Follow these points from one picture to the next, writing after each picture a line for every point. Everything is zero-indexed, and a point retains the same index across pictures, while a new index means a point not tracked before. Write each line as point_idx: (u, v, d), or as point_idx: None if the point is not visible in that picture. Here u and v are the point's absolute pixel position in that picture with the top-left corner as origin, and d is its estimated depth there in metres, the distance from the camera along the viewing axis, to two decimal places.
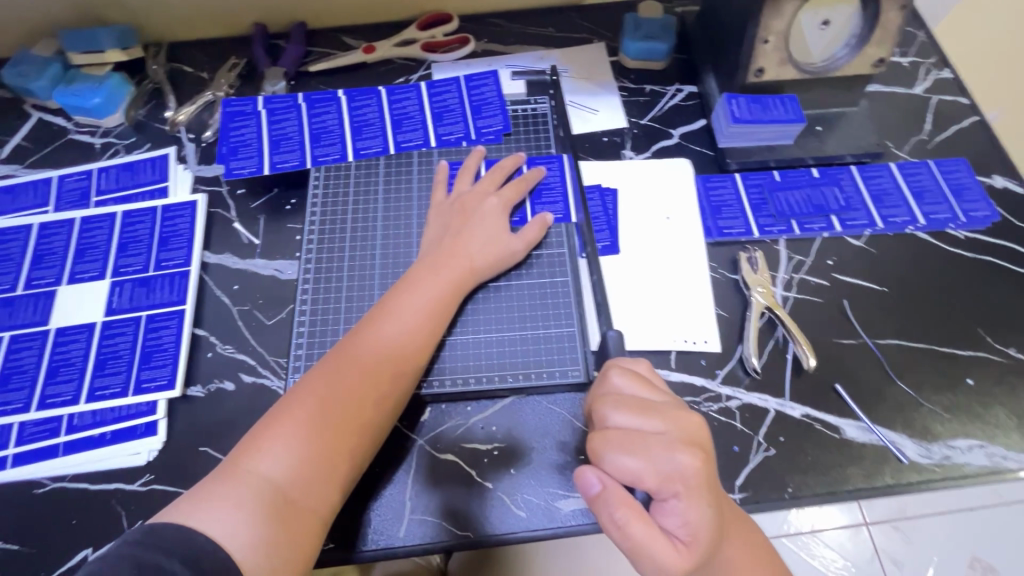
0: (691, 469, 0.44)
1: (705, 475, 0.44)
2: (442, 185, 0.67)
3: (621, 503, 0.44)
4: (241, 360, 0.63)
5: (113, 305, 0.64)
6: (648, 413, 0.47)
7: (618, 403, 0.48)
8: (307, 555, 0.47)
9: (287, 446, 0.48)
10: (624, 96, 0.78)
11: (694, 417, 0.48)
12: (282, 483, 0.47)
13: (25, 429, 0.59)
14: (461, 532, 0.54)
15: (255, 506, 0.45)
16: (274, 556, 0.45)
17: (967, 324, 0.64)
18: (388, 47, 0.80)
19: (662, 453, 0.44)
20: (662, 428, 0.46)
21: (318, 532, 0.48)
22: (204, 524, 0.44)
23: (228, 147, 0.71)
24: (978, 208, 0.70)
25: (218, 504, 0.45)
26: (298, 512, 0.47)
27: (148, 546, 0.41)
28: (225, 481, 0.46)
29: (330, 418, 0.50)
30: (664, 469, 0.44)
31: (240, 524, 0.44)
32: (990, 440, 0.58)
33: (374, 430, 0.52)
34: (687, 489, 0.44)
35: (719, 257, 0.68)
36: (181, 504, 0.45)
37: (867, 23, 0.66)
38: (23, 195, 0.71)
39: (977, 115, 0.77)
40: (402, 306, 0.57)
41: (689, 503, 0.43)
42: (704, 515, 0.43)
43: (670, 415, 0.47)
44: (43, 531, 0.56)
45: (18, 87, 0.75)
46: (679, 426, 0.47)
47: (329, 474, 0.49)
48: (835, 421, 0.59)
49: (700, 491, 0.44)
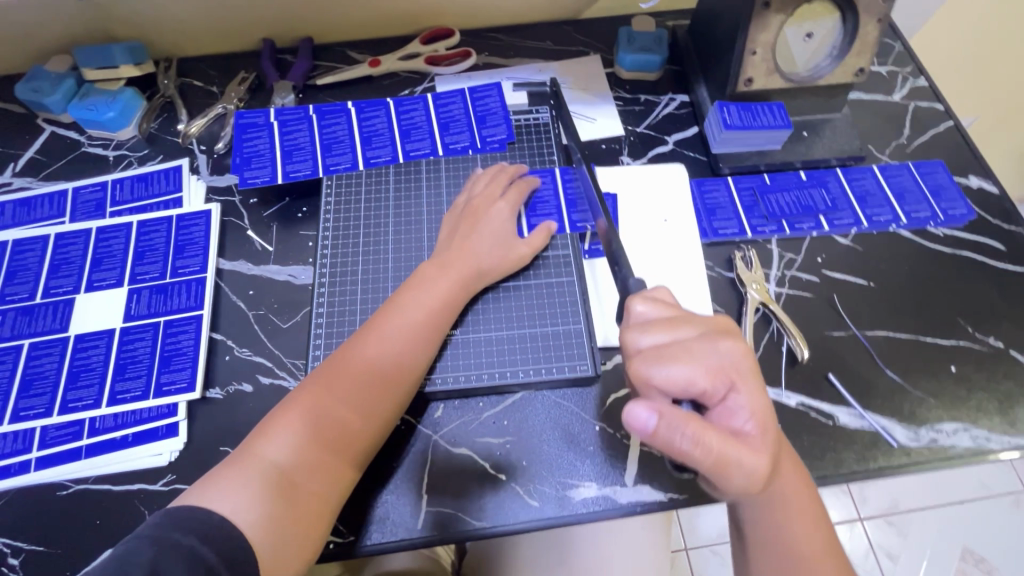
0: (738, 355, 0.46)
1: (750, 361, 0.46)
2: (462, 191, 0.70)
3: (688, 421, 0.40)
4: (258, 362, 0.65)
5: (132, 312, 0.66)
6: (679, 324, 0.47)
7: (647, 325, 0.47)
8: (313, 538, 0.49)
9: (294, 433, 0.51)
10: (620, 106, 0.82)
11: (720, 318, 0.49)
12: (289, 466, 0.50)
13: (49, 433, 0.60)
14: (478, 522, 0.57)
15: (262, 487, 0.48)
16: (279, 536, 0.47)
17: (949, 316, 0.68)
18: (393, 60, 0.83)
19: (710, 351, 0.45)
20: (694, 331, 0.47)
21: (323, 518, 0.50)
22: (215, 504, 0.46)
23: (241, 157, 0.73)
24: (955, 207, 0.74)
25: (229, 486, 0.48)
26: (303, 495, 0.49)
27: (166, 526, 0.43)
28: (235, 464, 0.49)
29: (337, 406, 0.53)
30: (714, 363, 0.45)
31: (250, 503, 0.47)
32: (975, 423, 0.62)
33: (379, 420, 0.54)
34: (740, 379, 0.45)
35: (714, 257, 0.71)
36: (196, 487, 0.48)
37: (847, 36, 0.70)
38: (39, 207, 0.73)
39: (951, 120, 0.82)
40: (407, 303, 0.59)
41: (745, 391, 0.45)
42: (760, 402, 0.45)
43: (702, 319, 0.48)
44: (69, 532, 0.57)
45: (33, 102, 0.77)
46: (712, 325, 0.47)
47: (333, 461, 0.51)
48: (829, 408, 0.62)
49: (750, 375, 0.45)
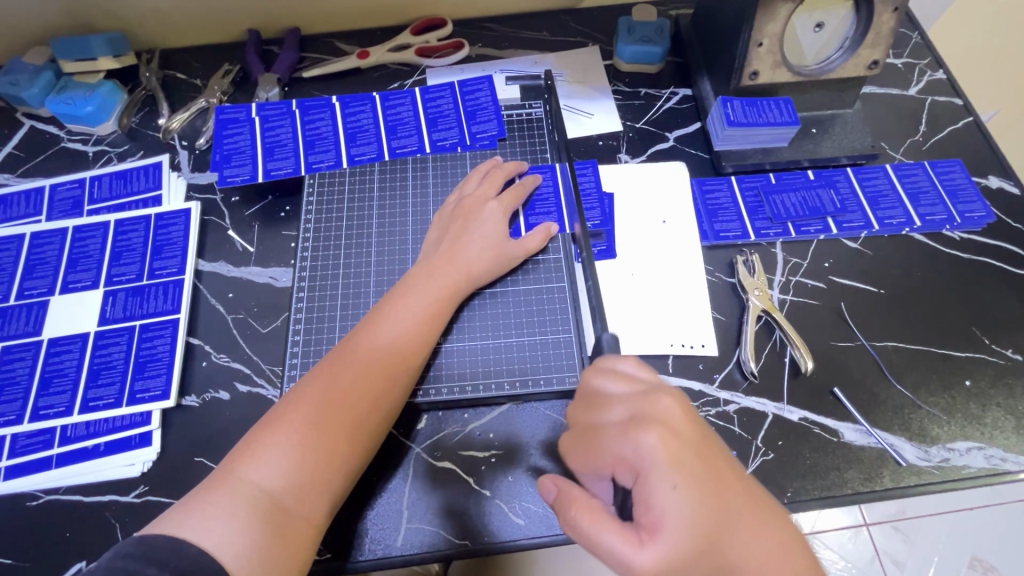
0: (647, 448, 0.39)
1: (670, 453, 0.38)
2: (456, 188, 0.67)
3: (573, 502, 0.41)
4: (236, 369, 0.63)
5: (106, 315, 0.64)
6: (611, 403, 0.43)
7: (589, 401, 0.45)
8: (299, 567, 0.45)
9: (282, 452, 0.46)
10: (619, 100, 0.78)
11: (670, 400, 0.41)
12: (277, 489, 0.45)
13: (18, 442, 0.58)
14: (462, 541, 0.54)
15: (250, 513, 0.44)
16: (268, 566, 0.43)
17: (964, 326, 0.64)
18: (383, 52, 0.80)
19: (616, 440, 0.40)
20: (622, 413, 0.42)
21: (313, 541, 0.46)
22: (195, 535, 0.42)
23: (221, 154, 0.70)
24: (974, 209, 0.69)
25: (212, 513, 0.43)
26: (294, 520, 0.45)
27: (138, 559, 0.38)
28: (217, 490, 0.44)
29: (327, 422, 0.48)
30: (618, 453, 0.40)
31: (235, 532, 0.42)
32: (989, 442, 0.58)
33: (371, 436, 0.51)
34: (644, 473, 0.38)
35: (715, 261, 0.68)
36: (174, 514, 0.43)
37: (861, 25, 0.66)
38: (15, 205, 0.70)
39: (970, 116, 0.77)
40: (397, 311, 0.56)
41: (647, 486, 0.38)
42: (670, 498, 0.37)
43: (639, 399, 0.42)
44: (37, 544, 0.55)
45: (10, 96, 0.74)
46: (646, 409, 0.41)
47: (325, 482, 0.47)
48: (833, 424, 0.59)
49: (661, 470, 0.38)
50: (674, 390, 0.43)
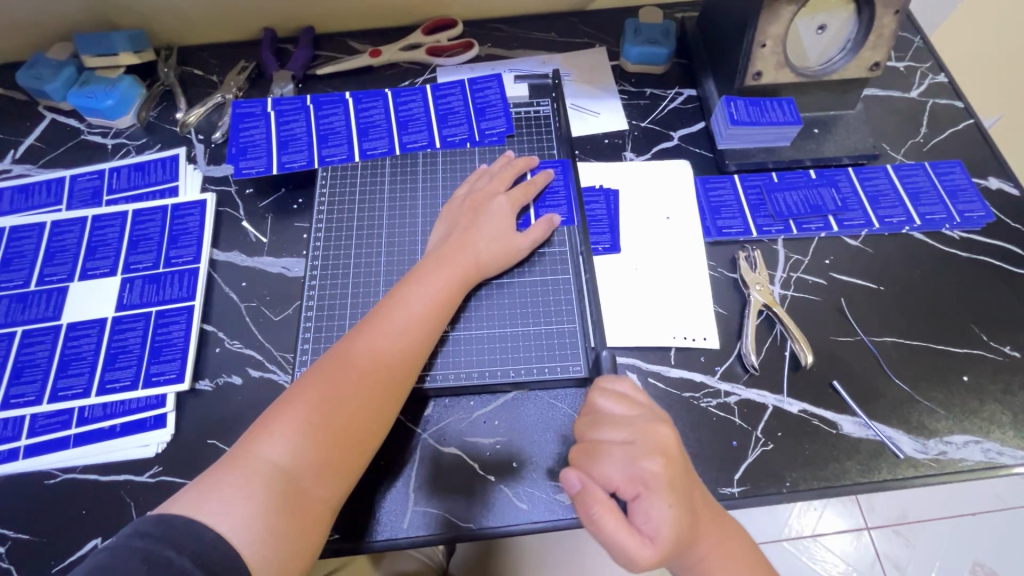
0: (652, 471, 0.46)
1: (669, 477, 0.46)
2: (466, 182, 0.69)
3: (596, 501, 0.44)
4: (248, 355, 0.64)
5: (124, 301, 0.66)
6: (619, 425, 0.49)
7: (596, 421, 0.50)
8: (312, 549, 0.46)
9: (296, 434, 0.48)
10: (624, 100, 0.80)
11: (667, 429, 0.49)
12: (293, 471, 0.47)
13: (38, 422, 0.60)
14: (464, 524, 0.55)
15: (266, 496, 0.45)
16: (282, 548, 0.44)
17: (963, 323, 0.65)
18: (394, 51, 0.82)
19: (624, 460, 0.47)
20: (630, 438, 0.48)
21: (326, 523, 0.48)
22: (213, 518, 0.43)
23: (237, 147, 0.72)
24: (973, 209, 0.70)
25: (228, 495, 0.44)
26: (308, 502, 0.47)
27: (156, 540, 0.40)
28: (232, 471, 0.46)
29: (342, 406, 0.50)
30: (627, 472, 0.46)
31: (251, 515, 0.44)
32: (986, 436, 0.59)
33: (382, 421, 0.52)
34: (649, 491, 0.45)
35: (717, 257, 0.69)
36: (189, 494, 0.44)
37: (863, 28, 0.67)
38: (36, 194, 0.72)
39: (971, 118, 0.78)
40: (409, 298, 0.57)
41: (650, 503, 0.45)
42: (667, 514, 0.45)
43: (642, 426, 0.49)
44: (53, 521, 0.57)
45: (34, 90, 0.77)
46: (647, 435, 0.48)
47: (338, 465, 0.49)
48: (832, 416, 0.60)
49: (663, 492, 0.45)
50: (665, 418, 0.51)
